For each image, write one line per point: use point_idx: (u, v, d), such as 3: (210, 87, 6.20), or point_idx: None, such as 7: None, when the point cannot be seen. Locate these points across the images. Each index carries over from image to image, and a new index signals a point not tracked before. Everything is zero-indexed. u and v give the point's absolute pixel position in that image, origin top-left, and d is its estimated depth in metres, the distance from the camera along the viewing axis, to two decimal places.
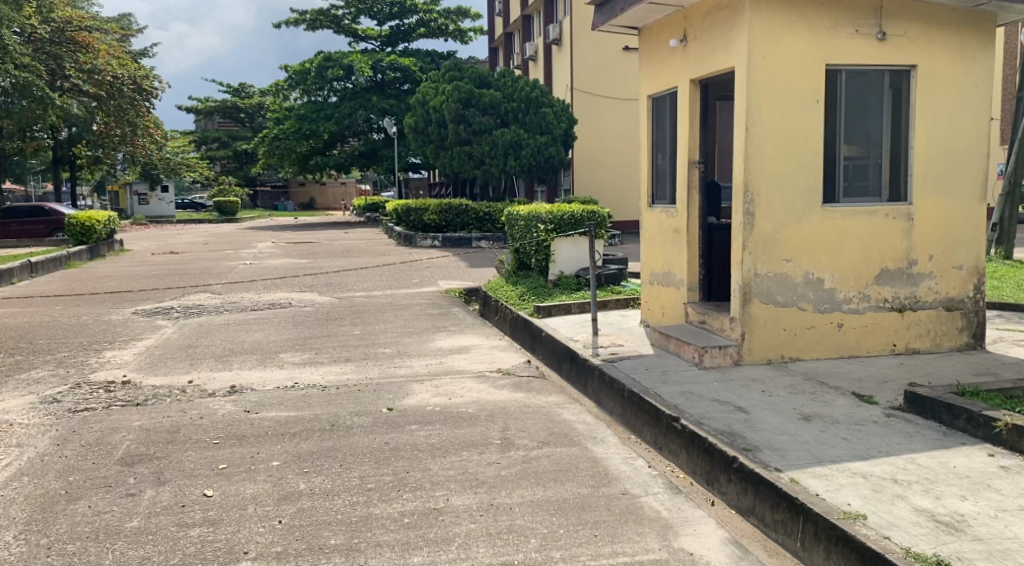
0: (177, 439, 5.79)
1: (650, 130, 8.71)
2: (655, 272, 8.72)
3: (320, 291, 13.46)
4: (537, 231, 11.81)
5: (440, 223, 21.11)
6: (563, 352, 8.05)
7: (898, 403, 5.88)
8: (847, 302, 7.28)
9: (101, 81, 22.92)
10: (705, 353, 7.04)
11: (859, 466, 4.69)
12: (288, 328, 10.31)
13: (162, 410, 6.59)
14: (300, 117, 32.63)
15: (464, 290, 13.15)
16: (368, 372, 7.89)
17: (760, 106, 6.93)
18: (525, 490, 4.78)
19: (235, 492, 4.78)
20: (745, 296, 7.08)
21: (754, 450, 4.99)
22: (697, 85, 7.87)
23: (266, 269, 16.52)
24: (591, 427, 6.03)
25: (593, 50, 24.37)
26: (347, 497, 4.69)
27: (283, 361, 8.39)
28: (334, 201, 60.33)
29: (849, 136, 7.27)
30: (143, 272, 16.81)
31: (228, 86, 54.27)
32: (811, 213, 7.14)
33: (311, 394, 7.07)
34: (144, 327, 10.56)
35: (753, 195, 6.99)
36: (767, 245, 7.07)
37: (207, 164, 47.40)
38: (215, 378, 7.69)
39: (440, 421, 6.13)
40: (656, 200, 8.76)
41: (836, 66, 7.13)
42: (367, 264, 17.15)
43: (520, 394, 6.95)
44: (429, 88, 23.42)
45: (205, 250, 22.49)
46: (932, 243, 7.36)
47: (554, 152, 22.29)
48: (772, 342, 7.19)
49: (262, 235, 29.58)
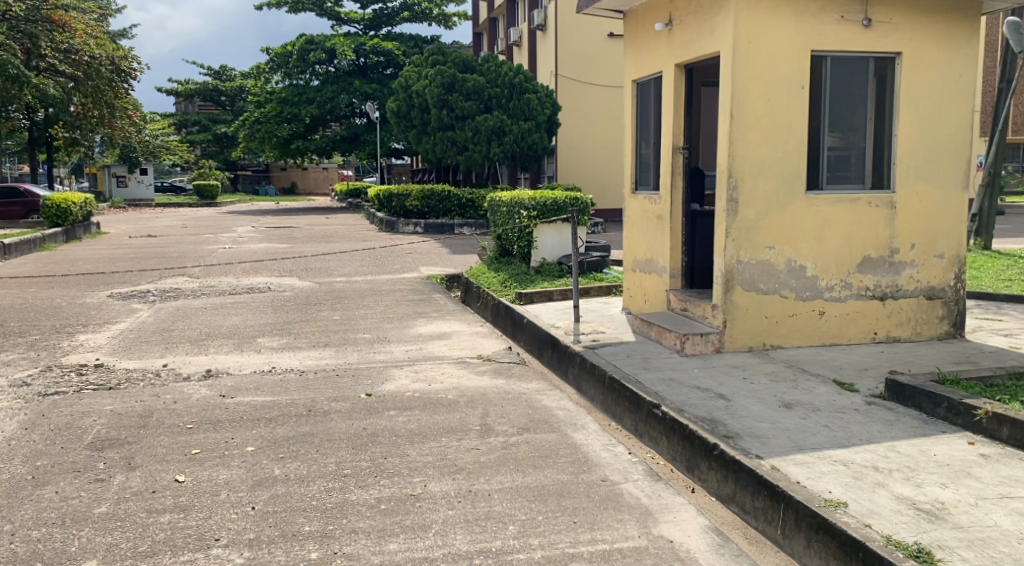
0: (149, 424, 5.68)
1: (635, 116, 8.64)
2: (637, 259, 8.69)
3: (300, 275, 13.35)
4: (521, 217, 11.56)
5: (422, 209, 20.97)
6: (544, 339, 8.01)
7: (879, 391, 5.86)
8: (828, 290, 7.25)
9: (78, 60, 22.40)
10: (686, 339, 7.00)
11: (840, 453, 4.66)
12: (266, 312, 10.19)
13: (135, 394, 6.47)
14: (281, 100, 32.41)
15: (446, 276, 13.07)
16: (347, 357, 7.80)
17: (745, 92, 6.87)
18: (504, 476, 4.72)
19: (208, 477, 4.70)
20: (727, 282, 7.04)
21: (735, 437, 4.96)
22: (683, 70, 7.80)
23: (247, 253, 16.39)
24: (572, 413, 5.97)
25: (576, 35, 24.25)
26: (322, 482, 4.62)
27: (260, 345, 8.29)
28: (315, 186, 59.95)
29: (833, 123, 7.22)
30: (120, 255, 16.62)
31: (209, 68, 53.59)
32: (794, 200, 7.10)
33: (288, 378, 6.99)
34: (119, 310, 10.42)
35: (737, 181, 6.95)
36: (749, 231, 7.03)
37: (187, 147, 46.95)
38: (190, 362, 7.60)
39: (419, 406, 6.05)
40: (639, 186, 8.69)
41: (821, 52, 7.07)
42: (348, 249, 17.03)
43: (501, 380, 6.89)
44: (413, 72, 23.08)
45: (184, 234, 22.24)
46: (914, 232, 7.34)
47: (538, 138, 22.22)
48: (753, 330, 7.16)
49: (241, 218, 29.42)
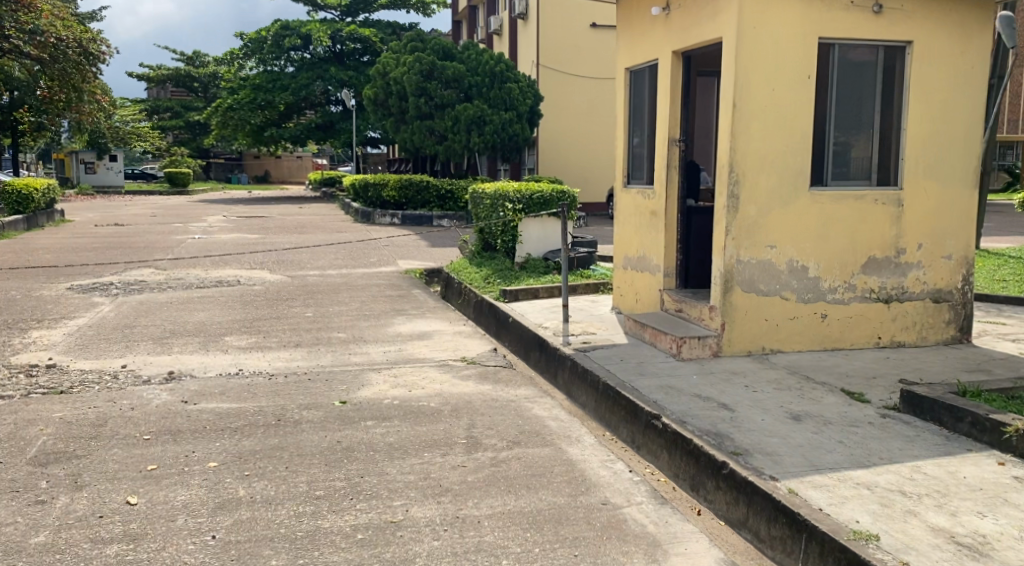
0: (101, 434, 5.18)
1: (629, 105, 8.25)
2: (629, 257, 8.30)
3: (272, 268, 12.84)
4: (506, 210, 11.06)
5: (399, 200, 20.42)
6: (531, 340, 7.59)
7: (892, 402, 5.47)
8: (832, 291, 6.87)
9: (44, 42, 21.52)
10: (683, 343, 6.59)
11: (861, 475, 4.26)
12: (235, 308, 9.66)
13: (87, 399, 5.95)
14: (255, 86, 31.69)
15: (425, 271, 12.61)
16: (320, 359, 7.32)
17: (749, 79, 6.46)
18: (495, 499, 4.27)
19: (165, 499, 4.22)
20: (727, 283, 6.63)
21: (744, 454, 4.55)
22: (680, 57, 7.40)
23: (216, 244, 15.82)
24: (565, 424, 5.54)
25: (559, 25, 23.85)
26: (292, 506, 4.15)
27: (227, 345, 7.78)
28: (290, 174, 59.11)
29: (839, 116, 6.83)
30: (83, 244, 15.97)
31: (181, 53, 52.43)
32: (798, 196, 6.70)
33: (256, 383, 6.50)
34: (79, 304, 9.85)
35: (739, 176, 6.54)
36: (750, 229, 6.63)
37: (158, 134, 45.89)
38: (151, 363, 7.07)
39: (399, 416, 5.59)
40: (632, 180, 8.31)
41: (828, 40, 6.67)
42: (323, 241, 16.49)
43: (486, 386, 6.44)
44: (390, 59, 22.52)
45: (152, 223, 21.57)
46: (921, 231, 6.97)
47: (519, 129, 21.77)
48: (753, 333, 6.76)
49: (212, 207, 28.70)
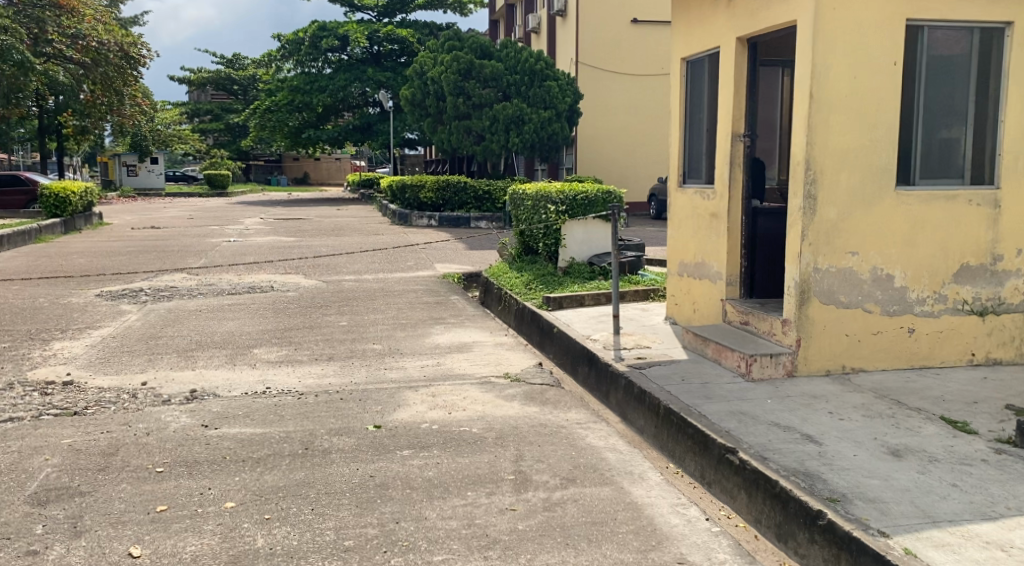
0: (110, 466, 4.64)
1: (685, 97, 7.61)
2: (685, 263, 7.64)
3: (307, 273, 12.36)
4: (548, 213, 10.43)
5: (436, 202, 19.95)
6: (581, 354, 6.97)
7: (1004, 434, 4.76)
8: (919, 303, 6.16)
9: (87, 46, 21.27)
10: (753, 362, 5.92)
11: (989, 530, 3.59)
12: (266, 317, 9.16)
13: (101, 423, 5.43)
14: (293, 88, 31.39)
15: (464, 275, 12.03)
16: (353, 375, 6.75)
17: (828, 66, 5.80)
18: (550, 556, 3.67)
19: (172, 550, 3.70)
20: (802, 294, 5.98)
21: (842, 501, 3.91)
22: (746, 44, 6.74)
23: (251, 248, 15.43)
24: (624, 456, 4.92)
25: (599, 21, 23.24)
26: (316, 562, 3.60)
27: (256, 359, 7.25)
28: (328, 176, 59.14)
29: (929, 107, 6.10)
30: (120, 249, 15.69)
31: (221, 56, 52.57)
32: (883, 196, 6.01)
33: (284, 403, 5.94)
34: (106, 313, 9.41)
35: (817, 174, 5.87)
36: (829, 234, 5.95)
37: (198, 137, 45.89)
38: (174, 379, 6.55)
39: (438, 445, 5.00)
40: (687, 179, 7.66)
41: (918, 21, 5.95)
42: (359, 244, 15.99)
43: (533, 408, 5.83)
44: (428, 58, 22.08)
45: (189, 225, 21.29)
46: (1020, 235, 6.23)
47: (559, 128, 21.11)
48: (832, 350, 6.08)
49: (250, 210, 28.38)
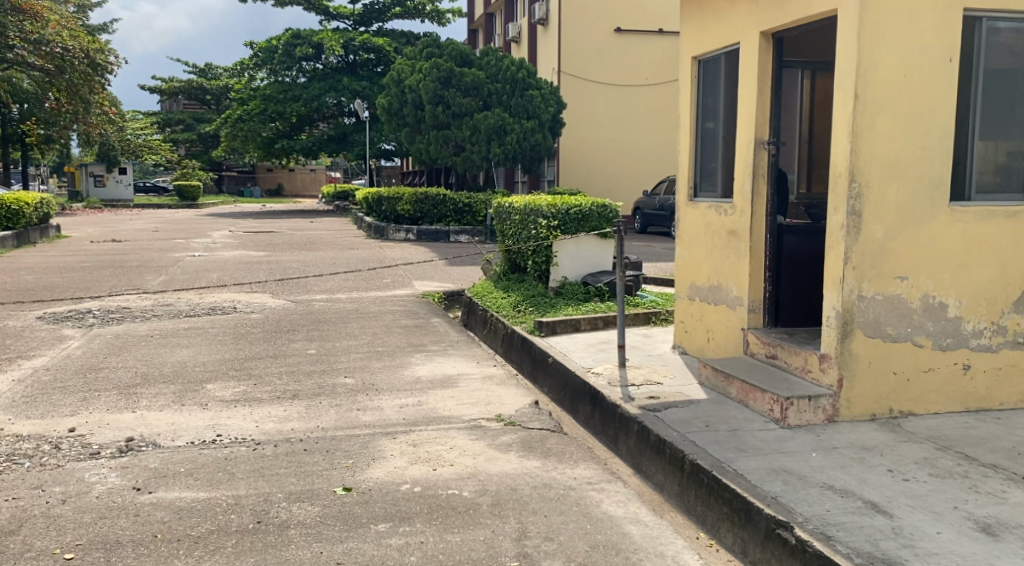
0: (5, 553, 3.67)
1: (697, 98, 6.77)
2: (698, 285, 6.79)
3: (274, 292, 11.40)
4: (538, 227, 9.58)
5: (414, 214, 18.99)
6: (583, 391, 6.07)
7: None
8: (975, 336, 5.34)
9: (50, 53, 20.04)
10: (790, 406, 5.06)
11: None
12: (225, 344, 8.18)
13: (7, 487, 4.45)
14: (265, 97, 30.36)
15: (445, 295, 11.13)
16: (321, 417, 5.80)
17: (876, 62, 4.99)
18: None
19: None
20: (845, 326, 5.13)
21: None
22: (773, 38, 5.90)
23: (216, 264, 14.42)
24: (650, 530, 4.04)
25: (581, 29, 22.54)
26: None
27: (208, 397, 6.28)
28: (302, 188, 58.21)
29: (987, 112, 5.29)
30: (73, 264, 14.62)
31: (194, 65, 51.52)
32: (936, 212, 5.18)
33: (236, 456, 4.99)
34: (45, 339, 8.39)
35: (862, 186, 5.05)
36: (875, 256, 5.12)
37: (169, 147, 44.68)
38: (108, 425, 5.56)
39: (421, 516, 4.08)
40: (699, 192, 6.81)
41: (976, 12, 5.15)
42: (331, 260, 15.06)
43: (533, 462, 4.94)
44: (406, 65, 21.16)
45: (151, 239, 20.12)
46: None
47: (542, 138, 20.30)
48: (878, 391, 5.24)
49: (219, 221, 27.26)
